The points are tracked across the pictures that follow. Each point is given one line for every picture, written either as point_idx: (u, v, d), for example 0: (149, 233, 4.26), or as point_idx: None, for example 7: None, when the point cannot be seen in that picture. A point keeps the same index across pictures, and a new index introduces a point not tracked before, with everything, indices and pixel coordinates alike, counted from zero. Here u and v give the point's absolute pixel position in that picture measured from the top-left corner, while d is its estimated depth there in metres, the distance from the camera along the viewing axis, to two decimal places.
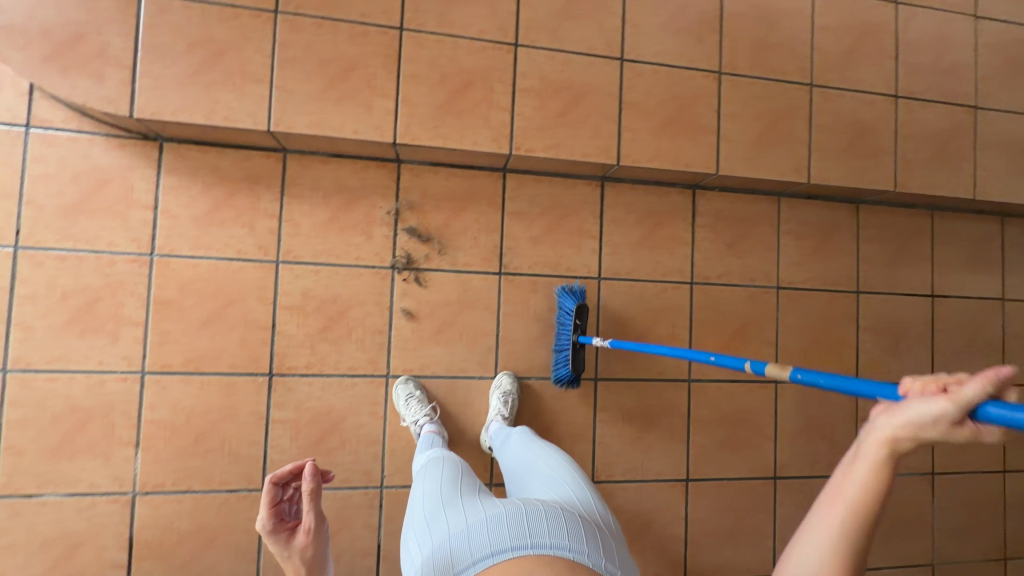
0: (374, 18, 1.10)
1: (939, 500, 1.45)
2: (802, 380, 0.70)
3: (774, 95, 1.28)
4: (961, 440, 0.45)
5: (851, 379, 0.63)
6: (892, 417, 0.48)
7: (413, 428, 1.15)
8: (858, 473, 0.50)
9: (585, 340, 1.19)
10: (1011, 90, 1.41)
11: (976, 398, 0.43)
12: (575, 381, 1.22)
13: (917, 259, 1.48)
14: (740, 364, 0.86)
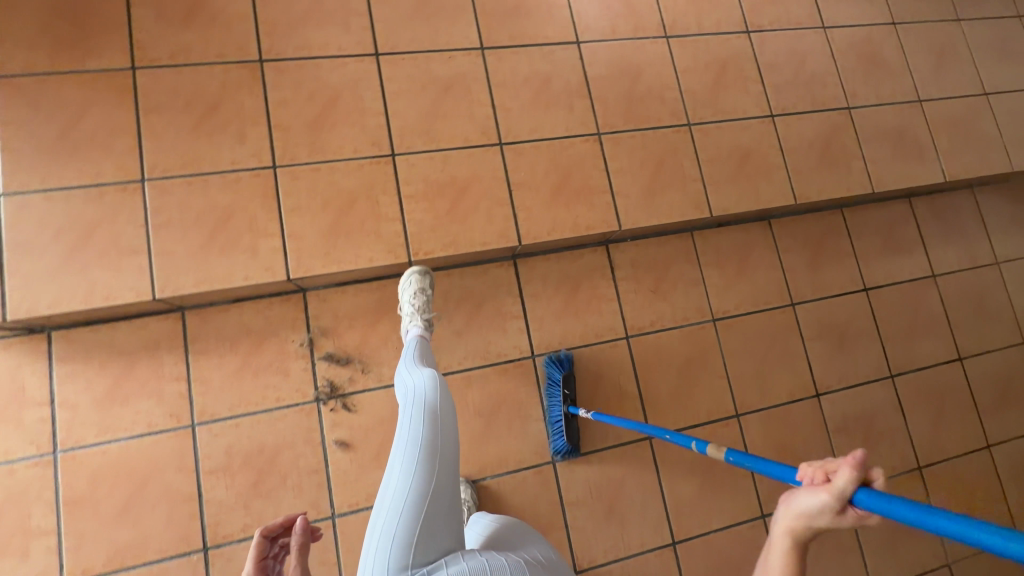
0: (244, 162, 1.11)
1: (933, 494, 1.42)
2: (734, 462, 0.79)
3: (656, 141, 1.32)
4: (848, 526, 0.48)
5: (770, 462, 0.72)
6: (788, 509, 0.50)
7: (406, 321, 1.11)
8: (772, 566, 0.51)
9: (574, 411, 1.20)
10: (875, 85, 1.48)
11: (846, 486, 0.47)
12: (574, 451, 1.22)
13: (840, 257, 1.50)
14: (688, 442, 0.96)
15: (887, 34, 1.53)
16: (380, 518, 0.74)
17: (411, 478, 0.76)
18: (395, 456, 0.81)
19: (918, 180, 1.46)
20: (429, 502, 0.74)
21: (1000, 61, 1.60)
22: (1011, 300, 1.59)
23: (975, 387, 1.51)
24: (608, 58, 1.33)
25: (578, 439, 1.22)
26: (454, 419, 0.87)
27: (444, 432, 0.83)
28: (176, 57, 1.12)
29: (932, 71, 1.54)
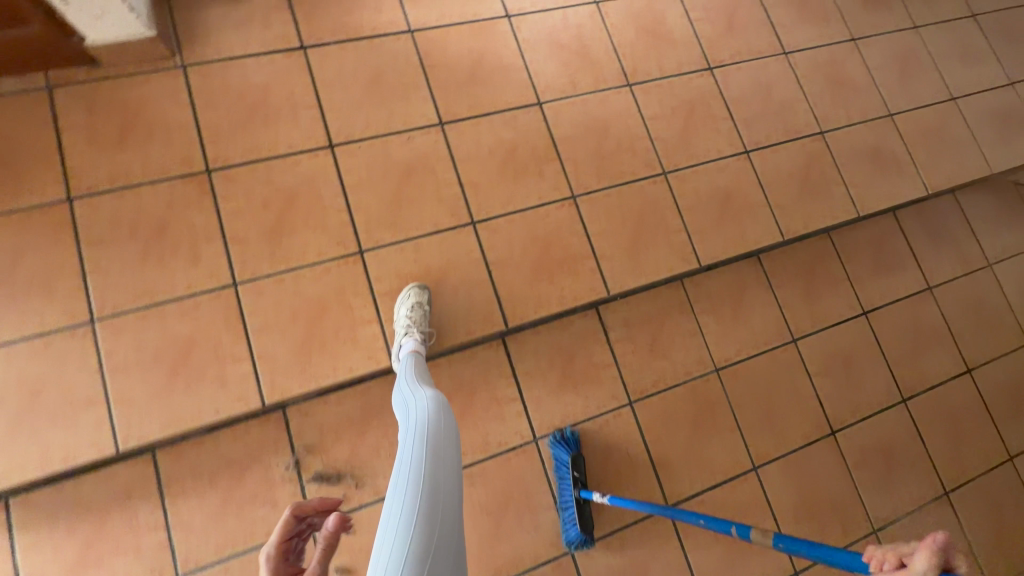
0: (202, 284, 1.03)
1: (964, 518, 1.38)
2: (786, 548, 0.80)
3: (633, 196, 1.27)
4: None
5: (826, 547, 0.74)
6: None
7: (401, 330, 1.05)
8: None
9: (586, 495, 1.13)
10: (845, 105, 1.45)
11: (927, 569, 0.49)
12: (589, 541, 1.13)
13: (835, 283, 1.46)
14: (726, 525, 0.94)
15: (848, 51, 1.50)
16: (379, 562, 0.67)
17: (414, 517, 0.69)
18: (392, 491, 0.74)
19: (901, 197, 1.43)
20: (435, 545, 0.68)
21: (963, 63, 1.58)
22: (1008, 301, 1.57)
23: (987, 398, 1.48)
24: (573, 116, 1.28)
25: (592, 527, 1.13)
26: (454, 450, 0.81)
27: (446, 467, 0.76)
28: (116, 181, 1.04)
29: (898, 83, 1.51)
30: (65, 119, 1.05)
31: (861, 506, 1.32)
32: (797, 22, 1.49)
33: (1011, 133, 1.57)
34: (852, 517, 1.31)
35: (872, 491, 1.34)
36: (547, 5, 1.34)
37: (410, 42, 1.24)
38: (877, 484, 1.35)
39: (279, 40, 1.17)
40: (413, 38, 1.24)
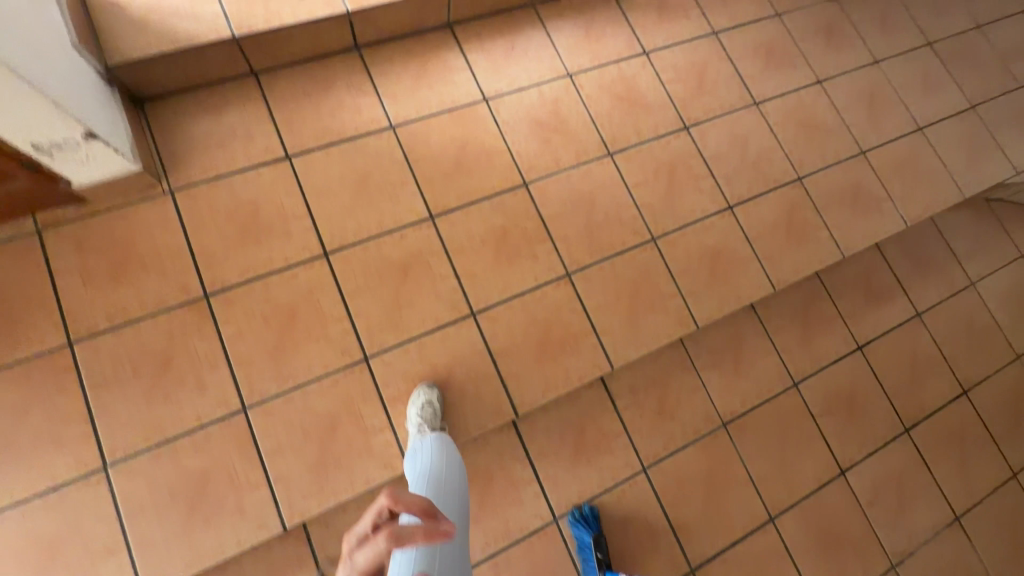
0: (211, 413, 1.03)
1: (978, 541, 1.41)
2: None
3: (625, 266, 1.29)
4: None
5: None
6: None
7: (415, 431, 1.04)
8: None
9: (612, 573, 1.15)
10: (819, 149, 1.50)
11: None
12: None
13: (828, 322, 1.49)
14: None
15: (816, 94, 1.55)
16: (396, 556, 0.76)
17: None
18: None
19: (883, 233, 1.47)
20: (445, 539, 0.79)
21: (926, 93, 1.64)
22: (993, 317, 1.62)
23: (985, 417, 1.52)
24: (559, 193, 1.31)
25: None
26: (460, 487, 0.94)
27: (450, 490, 0.90)
28: (115, 318, 1.04)
29: (866, 120, 1.56)
30: (57, 260, 1.04)
31: (878, 543, 1.35)
32: (763, 71, 1.54)
33: (979, 155, 1.62)
34: (870, 555, 1.34)
35: (886, 526, 1.37)
36: (523, 84, 1.37)
37: (393, 138, 1.26)
38: (890, 519, 1.38)
39: (264, 153, 1.19)
40: (396, 133, 1.26)
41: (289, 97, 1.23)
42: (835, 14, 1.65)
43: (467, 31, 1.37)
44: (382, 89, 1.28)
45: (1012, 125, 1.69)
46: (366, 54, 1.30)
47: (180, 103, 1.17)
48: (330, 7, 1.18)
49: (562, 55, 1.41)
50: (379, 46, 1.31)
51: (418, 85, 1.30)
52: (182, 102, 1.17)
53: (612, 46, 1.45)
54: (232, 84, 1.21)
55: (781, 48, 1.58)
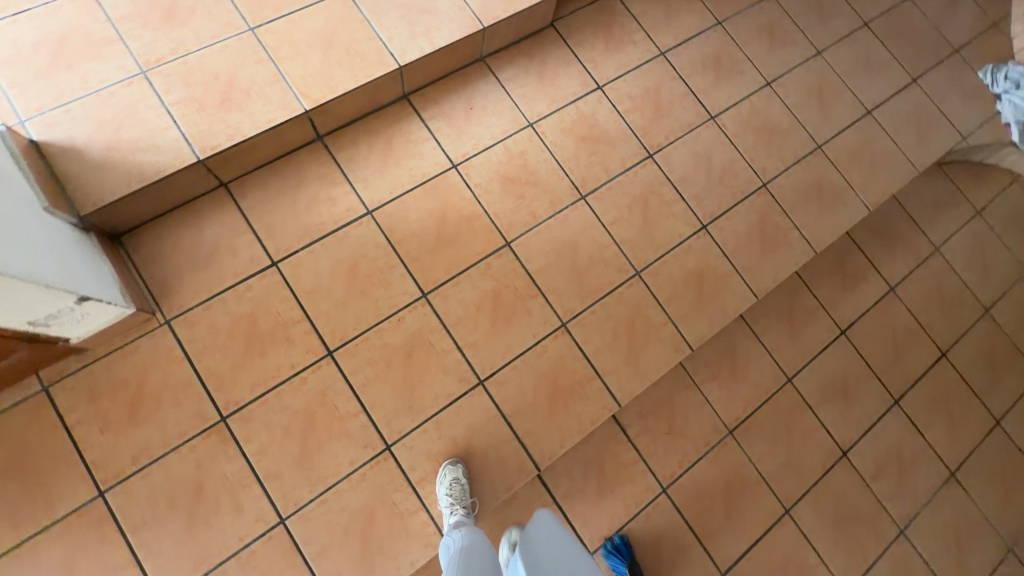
0: (252, 530, 1.07)
1: (975, 491, 1.53)
2: None
3: (616, 305, 1.35)
4: None
5: None
6: None
7: (448, 514, 1.10)
8: None
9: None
10: (777, 152, 1.56)
11: None
12: None
13: (810, 314, 1.58)
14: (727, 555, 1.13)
15: (767, 97, 1.60)
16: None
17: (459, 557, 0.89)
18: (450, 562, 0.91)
19: (849, 222, 1.55)
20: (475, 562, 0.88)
21: (870, 76, 1.70)
22: (960, 278, 1.72)
23: (964, 375, 1.63)
24: (541, 245, 1.35)
25: None
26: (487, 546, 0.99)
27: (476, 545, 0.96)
28: (140, 458, 1.07)
29: (818, 114, 1.63)
30: (71, 412, 1.06)
31: (886, 513, 1.46)
32: (714, 83, 1.59)
33: (927, 128, 1.70)
34: (882, 527, 1.45)
35: (892, 496, 1.47)
36: (488, 142, 1.40)
37: (373, 223, 1.28)
38: (894, 489, 1.48)
39: (250, 263, 1.20)
40: (374, 217, 1.28)
41: (263, 202, 1.24)
42: (773, 13, 1.70)
43: (424, 99, 1.39)
44: (353, 175, 1.30)
45: (954, 91, 1.76)
46: (330, 142, 1.31)
47: (158, 229, 1.18)
48: (288, 110, 1.19)
49: (521, 105, 1.44)
50: (341, 131, 1.32)
51: (387, 164, 1.32)
52: (160, 228, 1.18)
53: (567, 86, 1.48)
54: (205, 200, 1.22)
55: (727, 56, 1.62)
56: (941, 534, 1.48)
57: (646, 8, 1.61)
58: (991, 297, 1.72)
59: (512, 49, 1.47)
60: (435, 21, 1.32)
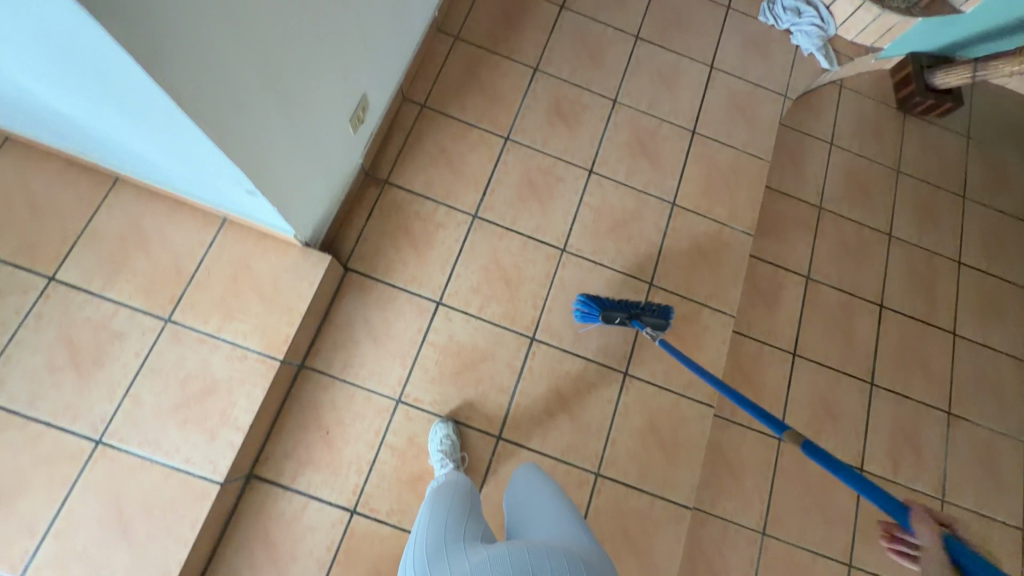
0: None
1: (973, 413, 1.56)
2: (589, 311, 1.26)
3: (599, 523, 1.21)
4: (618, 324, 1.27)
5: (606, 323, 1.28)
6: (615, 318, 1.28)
7: None
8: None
9: (638, 324, 1.24)
10: (641, 238, 1.42)
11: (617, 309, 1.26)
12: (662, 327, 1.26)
13: (758, 360, 1.50)
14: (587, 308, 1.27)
15: (598, 188, 1.44)
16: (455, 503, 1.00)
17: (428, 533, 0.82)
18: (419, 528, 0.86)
19: (743, 261, 1.44)
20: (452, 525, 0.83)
21: (672, 93, 1.56)
22: (853, 221, 1.68)
23: (908, 313, 1.63)
24: (492, 521, 1.18)
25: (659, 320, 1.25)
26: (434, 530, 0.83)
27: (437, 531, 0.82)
28: None
29: (652, 170, 1.48)
30: None
31: (922, 494, 1.47)
32: (543, 212, 1.39)
33: (751, 107, 1.59)
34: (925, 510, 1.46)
35: (918, 476, 1.48)
36: (369, 455, 1.17)
37: None
38: (915, 466, 1.49)
39: None
40: None
41: None
42: (549, 89, 1.50)
43: (273, 465, 1.14)
44: None
45: (749, 53, 1.65)
46: None
47: None
48: None
49: (375, 387, 1.21)
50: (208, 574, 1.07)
51: (282, 568, 1.09)
52: None
53: (407, 328, 1.26)
54: None
55: (536, 171, 1.42)
56: (972, 476, 1.51)
57: (428, 178, 1.37)
58: (887, 220, 1.71)
59: (326, 333, 1.22)
60: (225, 398, 1.05)
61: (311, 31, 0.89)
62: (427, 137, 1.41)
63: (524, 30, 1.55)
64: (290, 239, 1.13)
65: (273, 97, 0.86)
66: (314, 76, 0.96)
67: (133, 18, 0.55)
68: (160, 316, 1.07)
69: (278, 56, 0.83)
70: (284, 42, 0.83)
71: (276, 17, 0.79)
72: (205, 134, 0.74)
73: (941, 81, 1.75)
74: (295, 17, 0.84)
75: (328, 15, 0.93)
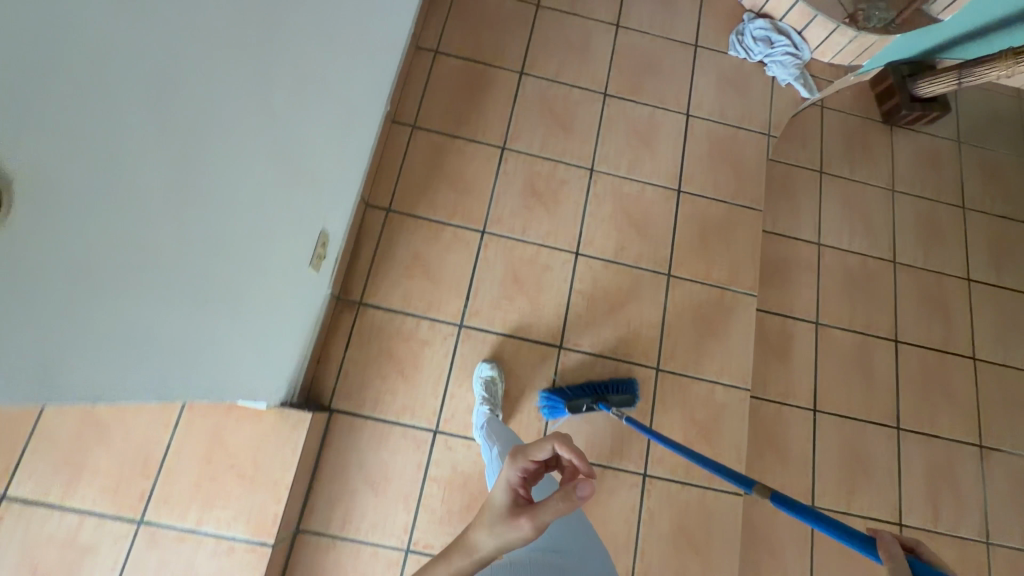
0: None
1: (1005, 442, 1.49)
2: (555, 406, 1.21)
3: None
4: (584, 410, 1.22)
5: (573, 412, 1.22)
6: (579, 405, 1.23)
7: None
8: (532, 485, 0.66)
9: (605, 407, 1.20)
10: (639, 318, 1.33)
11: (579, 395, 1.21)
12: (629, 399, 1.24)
13: (780, 423, 1.42)
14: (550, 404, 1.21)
15: (588, 270, 1.34)
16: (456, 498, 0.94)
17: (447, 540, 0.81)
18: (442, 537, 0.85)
19: (751, 326, 1.35)
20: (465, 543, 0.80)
21: (651, 150, 1.46)
22: (856, 253, 1.59)
23: (924, 343, 1.54)
24: None
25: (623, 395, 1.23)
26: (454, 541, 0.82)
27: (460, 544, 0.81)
28: None
29: (642, 240, 1.38)
30: None
31: (964, 539, 1.41)
32: (533, 307, 1.30)
33: (735, 152, 1.49)
34: (968, 555, 1.40)
35: (958, 520, 1.42)
36: None
37: None
38: (954, 510, 1.42)
39: None
40: None
41: None
42: (521, 167, 1.39)
43: None
44: None
45: (726, 92, 1.55)
46: None
47: None
48: None
49: (380, 539, 1.12)
50: None
51: None
52: None
53: (405, 465, 1.16)
54: None
55: (520, 263, 1.32)
56: (1011, 509, 1.46)
57: (406, 292, 1.27)
58: (889, 245, 1.62)
59: (319, 487, 1.13)
60: None
61: (255, 213, 0.76)
62: (398, 244, 1.30)
63: (485, 105, 1.44)
64: (254, 403, 1.01)
65: (217, 303, 0.72)
66: (262, 249, 0.83)
67: (25, 384, 0.44)
68: (132, 518, 0.96)
69: (219, 262, 0.70)
70: (225, 246, 0.70)
71: (214, 230, 0.65)
72: (151, 397, 0.65)
73: (925, 89, 1.67)
74: (241, 215, 0.72)
75: (272, 184, 0.80)
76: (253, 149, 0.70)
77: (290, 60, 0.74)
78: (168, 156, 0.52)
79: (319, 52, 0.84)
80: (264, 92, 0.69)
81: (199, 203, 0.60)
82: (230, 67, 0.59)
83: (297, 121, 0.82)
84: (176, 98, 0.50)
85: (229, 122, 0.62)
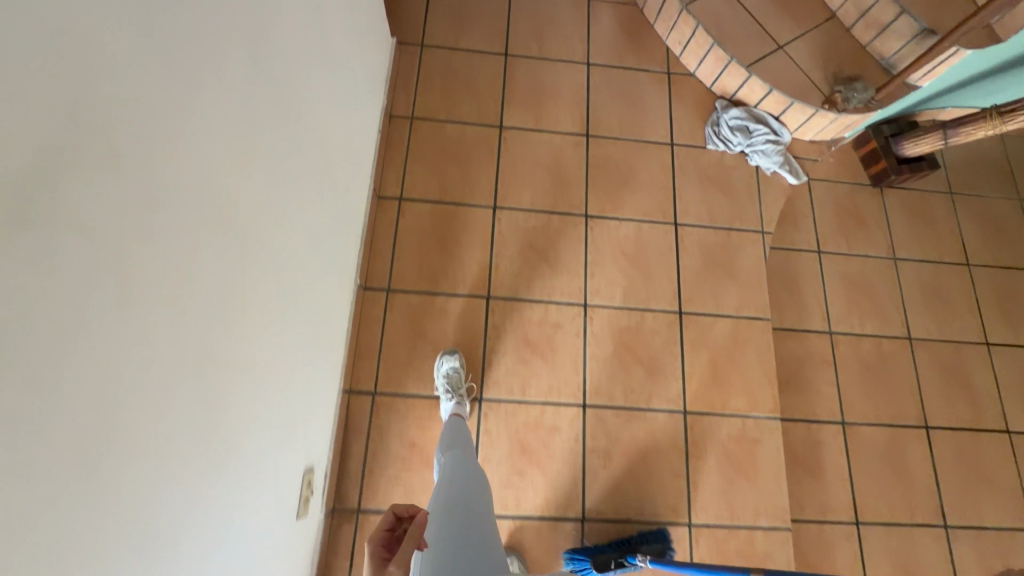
0: None
1: None
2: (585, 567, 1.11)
3: None
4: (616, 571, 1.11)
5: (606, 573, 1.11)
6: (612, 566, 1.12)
7: None
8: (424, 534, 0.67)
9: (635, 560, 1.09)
10: (661, 468, 1.23)
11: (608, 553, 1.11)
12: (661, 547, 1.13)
13: (825, 545, 1.32)
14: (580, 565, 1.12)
15: (599, 422, 1.24)
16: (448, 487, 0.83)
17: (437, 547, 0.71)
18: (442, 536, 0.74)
19: (780, 455, 1.26)
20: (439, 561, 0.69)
21: (643, 271, 1.37)
22: (870, 336, 1.51)
23: (956, 425, 1.46)
24: None
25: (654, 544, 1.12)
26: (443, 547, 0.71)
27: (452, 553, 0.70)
28: None
29: (651, 378, 1.29)
30: None
31: None
32: (546, 478, 1.20)
33: (730, 258, 1.41)
34: None
35: None
36: None
37: None
38: None
39: None
40: None
41: None
42: (509, 317, 1.29)
43: None
44: None
45: (710, 193, 1.46)
46: None
47: None
48: None
49: None
50: None
51: None
52: None
53: None
54: None
55: (525, 430, 1.22)
56: None
57: (407, 488, 1.15)
58: (901, 320, 1.54)
59: None
60: None
61: (225, 501, 0.66)
62: (391, 433, 1.19)
63: (460, 251, 1.34)
64: None
65: None
66: (251, 489, 0.75)
67: None
68: None
69: (209, 507, 0.62)
70: (212, 522, 0.63)
71: (183, 558, 0.56)
72: None
73: (911, 150, 1.60)
74: (209, 520, 0.62)
75: (239, 454, 0.70)
76: (206, 451, 0.60)
77: (238, 321, 0.67)
78: (106, 547, 0.44)
79: (266, 295, 0.76)
80: (208, 391, 0.60)
81: (168, 462, 0.53)
82: (169, 387, 0.52)
83: (255, 372, 0.74)
84: (102, 417, 0.43)
85: (171, 445, 0.53)
